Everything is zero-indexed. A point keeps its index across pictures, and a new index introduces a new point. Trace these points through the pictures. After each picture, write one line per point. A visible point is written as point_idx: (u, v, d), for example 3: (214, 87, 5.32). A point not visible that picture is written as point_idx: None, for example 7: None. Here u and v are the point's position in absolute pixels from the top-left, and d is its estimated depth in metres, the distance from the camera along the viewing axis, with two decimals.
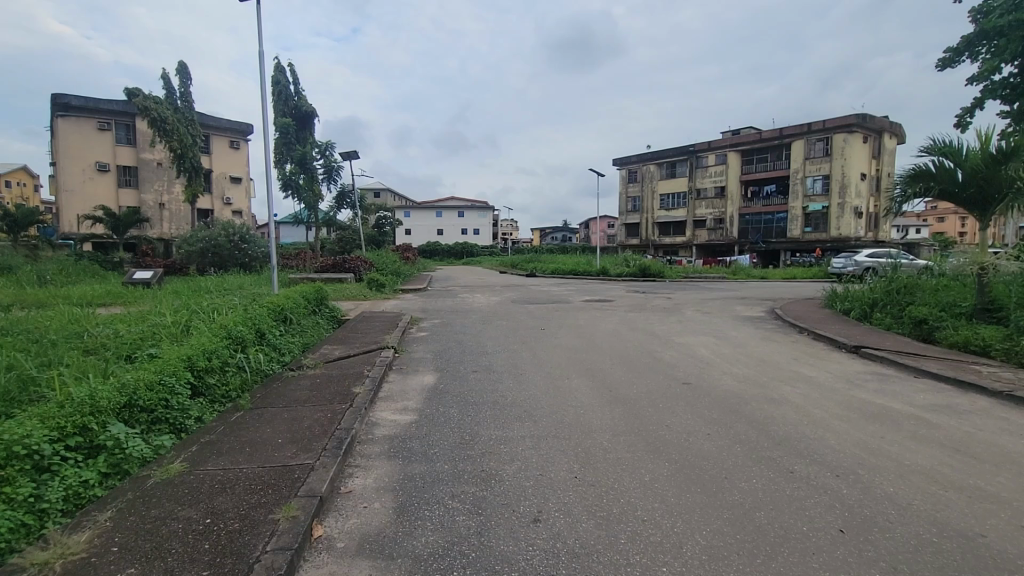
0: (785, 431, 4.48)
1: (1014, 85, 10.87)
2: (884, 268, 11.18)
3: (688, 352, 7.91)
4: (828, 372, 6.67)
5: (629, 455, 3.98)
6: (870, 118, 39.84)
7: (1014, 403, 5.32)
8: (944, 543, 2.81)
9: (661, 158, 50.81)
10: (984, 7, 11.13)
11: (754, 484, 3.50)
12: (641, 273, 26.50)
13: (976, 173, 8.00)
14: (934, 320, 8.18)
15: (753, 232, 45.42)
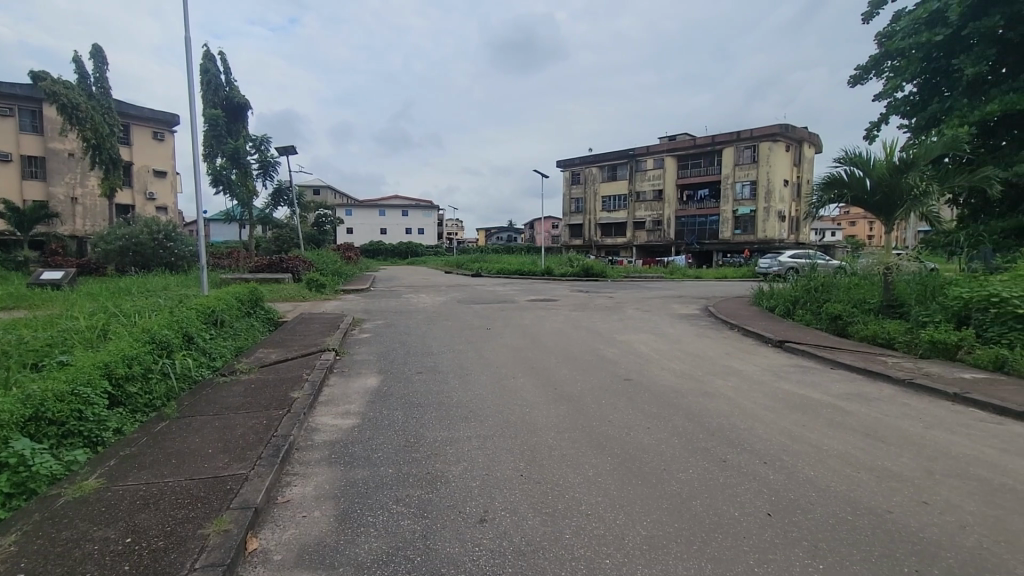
0: (719, 423, 4.74)
1: (913, 102, 11.99)
2: (804, 268, 12.07)
3: (630, 349, 8.18)
4: (757, 365, 7.12)
5: (573, 452, 4.07)
6: (791, 129, 42.80)
7: (914, 390, 5.90)
8: (858, 520, 3.07)
9: (603, 161, 52.21)
10: (888, 30, 12.23)
11: (690, 474, 3.68)
12: (584, 273, 27.09)
13: (882, 181, 8.78)
14: (847, 316, 8.93)
15: (688, 233, 47.55)
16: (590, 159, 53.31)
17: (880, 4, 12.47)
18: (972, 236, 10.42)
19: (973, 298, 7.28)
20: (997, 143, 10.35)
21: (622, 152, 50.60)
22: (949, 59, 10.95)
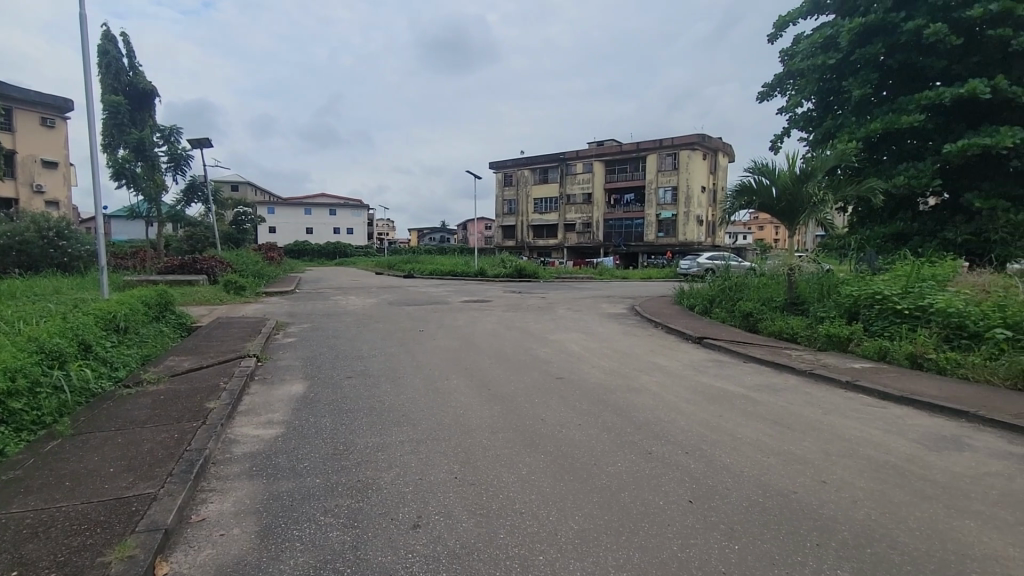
0: (644, 417, 4.97)
1: (811, 118, 13.20)
2: (720, 269, 12.93)
3: (562, 348, 8.38)
4: (679, 361, 7.54)
5: (506, 452, 4.11)
6: (708, 139, 45.65)
7: (814, 379, 6.50)
8: (768, 502, 3.34)
9: (535, 163, 53.03)
10: (790, 51, 13.36)
11: (619, 467, 3.84)
12: (517, 274, 27.38)
13: (785, 190, 9.59)
14: (757, 313, 9.68)
15: (615, 235, 49.32)
16: (522, 162, 53.96)
17: (783, 27, 13.60)
18: (860, 240, 11.64)
19: (861, 296, 8.13)
20: (879, 158, 11.63)
21: (554, 155, 51.60)
22: (840, 80, 12.14)
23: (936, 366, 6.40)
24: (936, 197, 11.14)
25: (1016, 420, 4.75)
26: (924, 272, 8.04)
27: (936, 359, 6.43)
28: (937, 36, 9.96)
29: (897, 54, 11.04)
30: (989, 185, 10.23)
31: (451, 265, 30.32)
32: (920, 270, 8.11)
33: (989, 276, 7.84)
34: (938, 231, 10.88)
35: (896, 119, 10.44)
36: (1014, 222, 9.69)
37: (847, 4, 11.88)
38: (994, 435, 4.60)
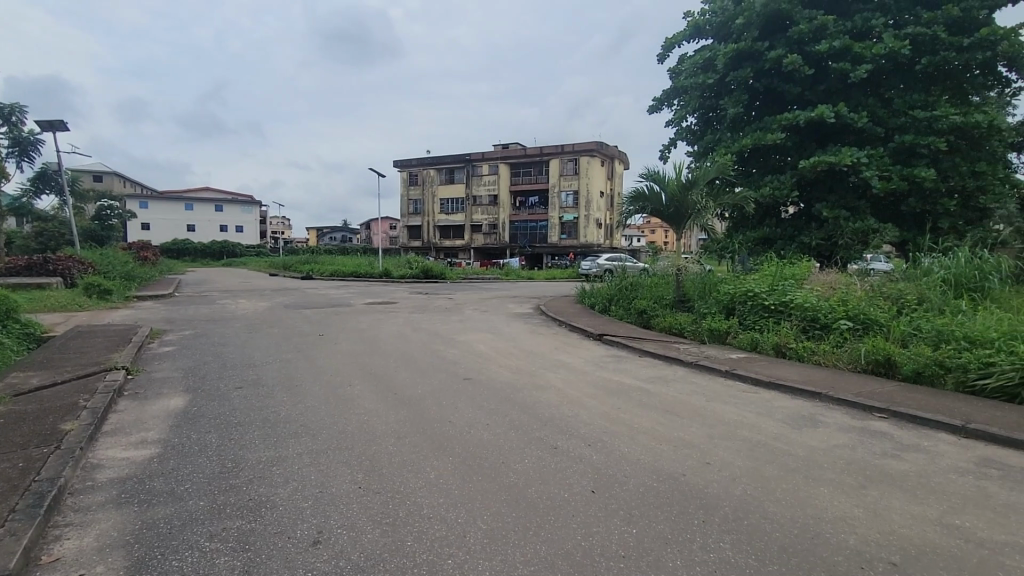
0: (549, 413, 5.14)
1: (695, 131, 14.46)
2: (618, 270, 13.72)
3: (470, 349, 8.38)
4: (581, 357, 7.87)
5: (414, 456, 4.04)
6: (605, 146, 48.16)
7: (700, 370, 7.12)
8: (661, 485, 3.60)
9: (441, 163, 52.51)
10: (676, 70, 14.52)
11: (526, 463, 3.92)
12: (424, 275, 26.94)
13: (673, 196, 10.40)
14: (651, 310, 10.42)
15: (521, 237, 50.29)
16: (428, 161, 53.20)
17: (669, 48, 14.75)
18: (735, 243, 12.96)
19: (736, 294, 9.05)
20: (750, 170, 13.02)
21: (460, 156, 51.41)
22: (718, 99, 13.41)
23: (796, 354, 7.30)
24: (795, 206, 12.69)
25: (856, 398, 5.57)
26: (786, 272, 9.12)
27: (796, 348, 7.34)
28: (794, 65, 11.34)
29: (763, 78, 12.42)
30: (835, 197, 11.85)
31: (354, 266, 29.13)
32: (783, 270, 9.20)
33: (835, 275, 9.07)
34: (797, 236, 12.42)
35: (763, 136, 11.74)
36: (853, 229, 11.33)
37: (722, 31, 13.15)
38: (841, 412, 5.35)
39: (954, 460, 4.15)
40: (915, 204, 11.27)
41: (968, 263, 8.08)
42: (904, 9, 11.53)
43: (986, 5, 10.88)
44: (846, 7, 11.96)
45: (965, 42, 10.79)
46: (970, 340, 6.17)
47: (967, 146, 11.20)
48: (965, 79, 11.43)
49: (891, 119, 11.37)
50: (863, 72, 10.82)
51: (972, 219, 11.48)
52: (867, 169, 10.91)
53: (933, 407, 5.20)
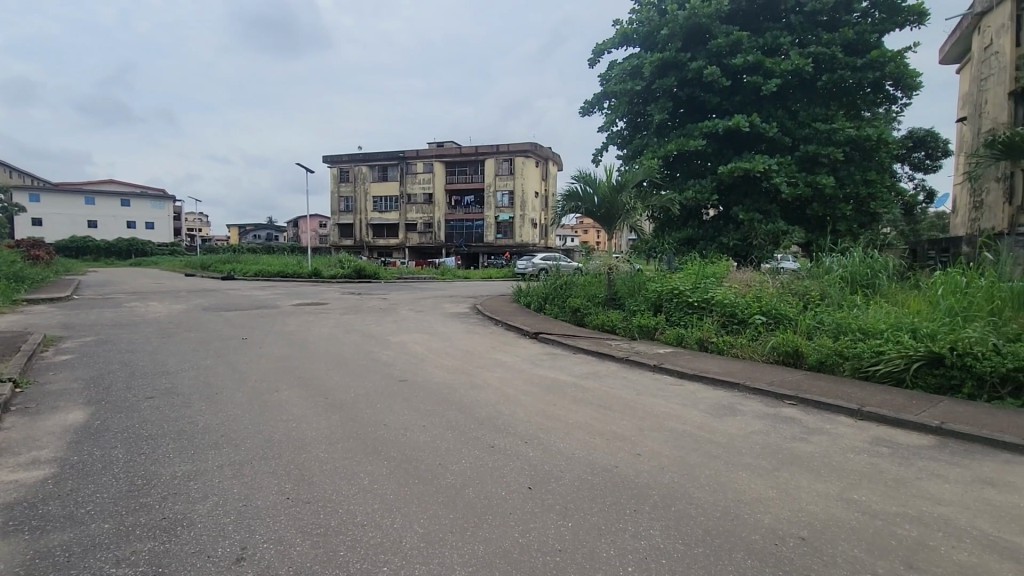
0: (486, 412, 5.15)
1: (624, 135, 15.03)
2: (553, 269, 14.00)
3: (405, 349, 8.24)
4: (517, 356, 7.96)
5: (347, 462, 3.92)
6: (539, 147, 48.89)
7: (630, 365, 7.41)
8: (595, 478, 3.72)
9: (373, 160, 51.07)
10: (606, 75, 15.02)
11: (463, 464, 3.91)
12: (356, 275, 26.14)
13: (604, 198, 10.74)
14: (584, 308, 10.73)
15: (457, 236, 50.00)
16: (359, 158, 51.57)
17: (599, 54, 15.23)
18: (662, 243, 13.63)
19: (663, 292, 9.51)
20: (674, 174, 13.72)
21: (392, 153, 50.25)
22: (645, 105, 14.00)
23: (717, 348, 7.79)
24: (715, 208, 13.51)
25: (769, 387, 6.03)
26: (707, 270, 9.69)
27: (717, 342, 7.83)
28: (713, 77, 12.08)
29: (686, 87, 13.13)
30: (750, 201, 12.74)
31: (280, 265, 27.70)
32: (704, 269, 9.77)
33: (750, 274, 9.74)
34: (717, 237, 13.24)
35: (686, 142, 12.41)
36: (765, 231, 12.25)
37: (649, 40, 13.75)
38: (757, 401, 5.77)
39: (851, 441, 4.60)
40: (818, 209, 12.35)
41: (862, 263, 8.96)
42: (808, 29, 12.60)
43: (876, 30, 12.12)
44: (758, 25, 12.90)
45: (859, 63, 11.96)
46: (864, 331, 6.86)
47: (861, 156, 12.39)
48: (858, 96, 12.65)
49: (798, 130, 12.36)
50: (773, 85, 11.70)
51: (864, 223, 12.74)
52: (777, 175, 11.82)
53: (833, 393, 5.74)
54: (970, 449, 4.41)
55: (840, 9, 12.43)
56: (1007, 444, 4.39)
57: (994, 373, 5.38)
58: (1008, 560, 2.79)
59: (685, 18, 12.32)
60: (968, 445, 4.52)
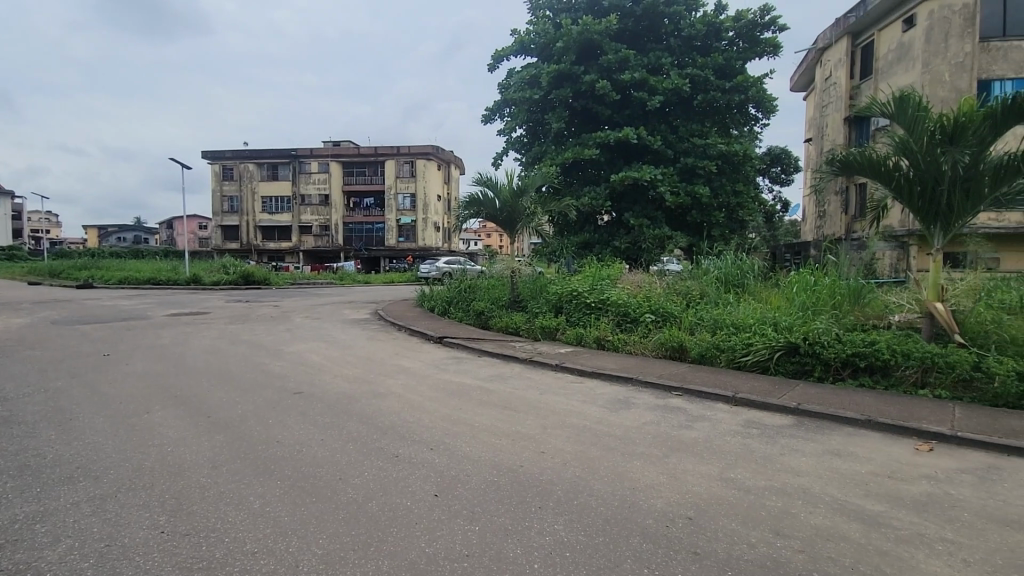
0: (389, 420, 5.01)
1: (524, 142, 15.47)
2: (457, 273, 13.97)
3: (301, 360, 7.74)
4: (422, 361, 7.83)
5: (235, 485, 3.60)
6: (440, 150, 48.59)
7: (533, 365, 7.62)
8: (501, 479, 3.76)
9: (261, 158, 47.44)
10: (505, 84, 15.36)
11: (365, 476, 3.77)
12: (243, 281, 24.09)
13: (506, 202, 10.93)
14: (488, 311, 10.84)
15: (356, 239, 48.04)
16: (245, 154, 47.63)
17: (498, 60, 15.49)
18: (561, 246, 14.15)
19: (563, 294, 9.89)
20: (571, 181, 14.34)
21: (283, 151, 47.03)
22: (542, 114, 14.52)
23: (613, 345, 8.25)
24: (608, 214, 14.32)
25: (659, 380, 6.52)
26: (603, 272, 10.24)
27: (612, 340, 8.30)
28: (605, 90, 12.84)
29: (580, 99, 13.78)
30: (639, 207, 13.68)
31: (151, 272, 24.74)
32: (600, 271, 10.30)
33: (641, 276, 10.46)
34: (610, 241, 14.04)
35: (581, 151, 13.04)
36: (653, 235, 13.23)
37: (545, 51, 14.26)
38: (648, 393, 6.20)
39: (728, 425, 5.12)
40: (697, 216, 13.58)
41: (733, 264, 10.00)
42: (685, 53, 13.85)
43: (740, 58, 13.62)
44: (644, 45, 13.93)
45: (727, 86, 13.37)
46: (736, 326, 7.67)
47: (730, 168, 13.81)
48: (728, 115, 14.11)
49: (679, 144, 13.51)
50: (656, 102, 12.70)
51: (734, 229, 14.24)
52: (662, 185, 12.85)
53: (712, 383, 6.35)
54: (821, 425, 5.11)
55: (711, 37, 13.83)
56: (848, 419, 5.15)
57: (837, 358, 6.28)
58: (853, 520, 3.27)
59: (578, 33, 12.94)
60: (820, 421, 5.24)
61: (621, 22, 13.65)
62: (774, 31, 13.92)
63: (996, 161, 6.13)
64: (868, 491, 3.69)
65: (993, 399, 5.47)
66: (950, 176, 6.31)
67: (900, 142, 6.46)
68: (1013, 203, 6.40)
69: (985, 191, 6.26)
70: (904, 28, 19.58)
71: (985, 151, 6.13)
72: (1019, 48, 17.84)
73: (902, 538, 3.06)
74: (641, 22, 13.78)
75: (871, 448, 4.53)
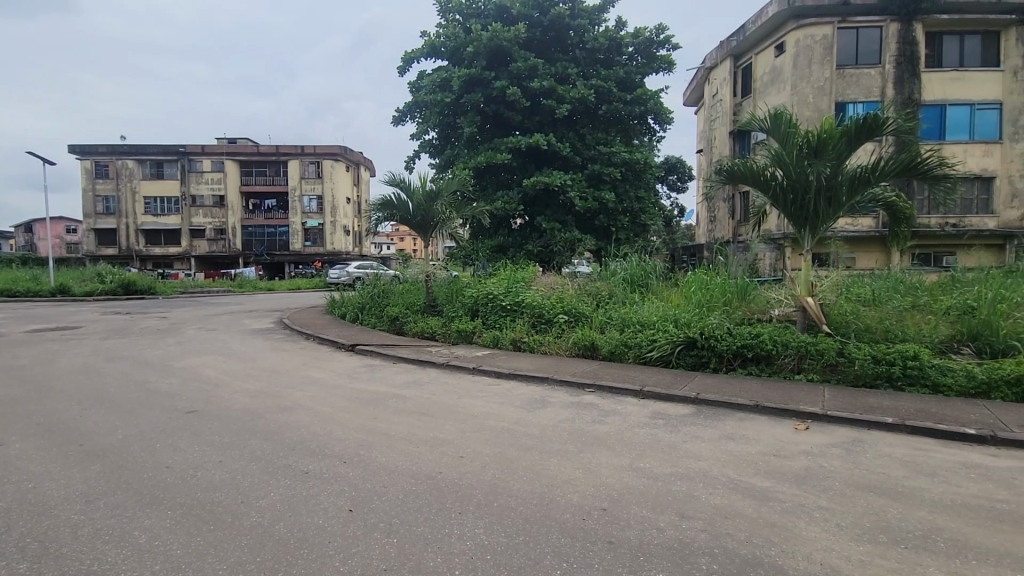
0: (298, 435, 4.73)
1: (436, 145, 15.40)
2: (370, 277, 13.53)
3: (195, 375, 7.08)
4: (333, 371, 7.48)
5: (116, 520, 3.21)
6: (349, 151, 46.79)
7: (450, 369, 7.57)
8: (419, 488, 3.70)
9: (143, 154, 42.84)
10: (416, 85, 15.20)
11: (271, 497, 3.52)
12: (123, 290, 21.60)
13: (419, 205, 10.75)
14: (403, 316, 10.61)
15: (256, 243, 44.86)
16: (122, 150, 42.75)
17: (408, 62, 15.25)
18: (476, 250, 14.21)
19: (478, 297, 9.94)
20: (484, 185, 14.48)
21: (169, 147, 42.80)
22: (454, 117, 14.52)
23: (528, 346, 8.43)
24: (521, 218, 14.61)
25: (573, 377, 6.75)
26: (518, 275, 10.43)
27: (528, 341, 8.47)
28: (515, 97, 13.11)
29: (492, 103, 13.94)
30: (550, 211, 14.13)
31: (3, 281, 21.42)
32: (515, 274, 10.46)
33: (553, 277, 10.79)
34: (523, 244, 14.33)
35: (494, 156, 13.21)
36: (563, 238, 13.69)
37: (456, 55, 14.29)
38: (563, 391, 6.40)
39: (637, 417, 5.42)
40: (604, 220, 14.23)
41: (638, 265, 10.64)
42: (590, 64, 14.50)
43: (639, 72, 14.48)
44: (552, 54, 14.38)
45: (629, 97, 14.15)
46: (642, 324, 8.14)
47: (633, 176, 14.63)
48: (631, 125, 14.95)
49: (586, 150, 14.12)
50: (565, 110, 13.20)
51: (638, 232, 15.10)
52: (571, 190, 13.39)
53: (622, 378, 6.68)
54: (718, 412, 5.56)
55: (613, 51, 14.58)
56: (740, 405, 5.66)
57: (729, 350, 6.88)
58: (747, 497, 3.59)
59: (488, 38, 13.11)
60: (717, 409, 5.71)
61: (529, 31, 14.02)
62: (668, 49, 14.97)
63: (851, 173, 7.05)
64: (757, 469, 4.08)
65: (855, 379, 6.28)
66: (815, 185, 7.15)
67: (775, 154, 7.25)
68: (865, 209, 7.39)
69: (843, 199, 7.16)
70: (777, 53, 21.95)
71: (843, 164, 7.02)
72: (866, 76, 20.72)
73: (788, 509, 3.42)
74: (548, 32, 14.25)
75: (760, 430, 5.01)
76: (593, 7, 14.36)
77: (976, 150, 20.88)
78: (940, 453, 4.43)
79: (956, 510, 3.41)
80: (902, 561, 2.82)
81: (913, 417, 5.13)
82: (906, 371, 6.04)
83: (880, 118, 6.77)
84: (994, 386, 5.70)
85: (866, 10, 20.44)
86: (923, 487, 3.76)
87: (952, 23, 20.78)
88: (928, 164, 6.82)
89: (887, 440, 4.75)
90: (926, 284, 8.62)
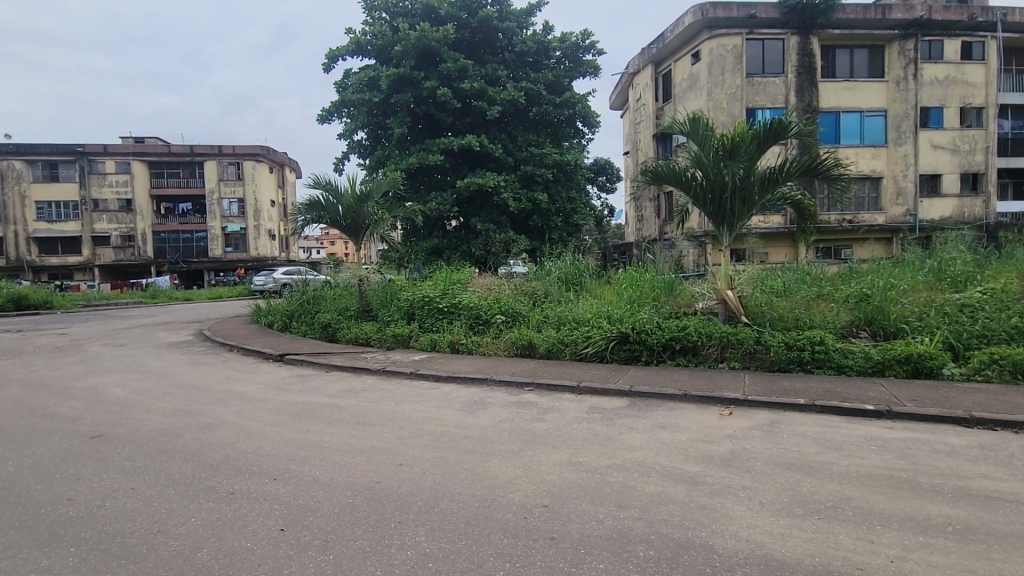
0: (222, 454, 4.45)
1: (366, 146, 15.06)
2: (297, 282, 12.92)
3: (101, 396, 6.47)
4: (259, 383, 7.10)
5: (6, 563, 2.87)
6: (273, 151, 44.53)
7: (386, 375, 7.40)
8: (356, 500, 3.59)
9: (33, 154, 38.71)
10: (342, 84, 14.76)
11: (193, 523, 3.28)
12: (13, 306, 19.31)
13: (349, 207, 10.41)
14: (335, 323, 10.23)
15: (170, 250, 41.47)
16: (6, 149, 38.32)
17: (333, 60, 14.76)
18: (411, 253, 14.04)
19: (414, 300, 9.75)
20: (417, 186, 14.29)
21: (64, 146, 38.86)
22: (383, 117, 14.24)
23: (466, 348, 8.40)
24: (456, 219, 14.58)
25: (511, 377, 6.81)
26: (454, 276, 10.36)
27: (466, 342, 8.45)
28: (445, 97, 13.06)
29: (422, 104, 13.79)
30: (485, 212, 14.18)
31: None
32: (451, 276, 10.37)
33: (490, 277, 10.84)
34: (459, 245, 14.31)
35: (426, 157, 13.09)
36: (498, 239, 13.78)
37: (383, 53, 14.03)
38: (503, 391, 6.43)
39: (575, 412, 5.56)
40: (538, 221, 14.41)
41: (570, 264, 10.90)
42: (519, 67, 14.67)
43: (567, 75, 14.80)
44: (481, 55, 14.44)
45: (558, 100, 14.46)
46: (577, 321, 8.36)
47: (564, 177, 14.89)
48: (560, 128, 15.19)
49: (518, 152, 14.25)
50: (495, 111, 13.29)
51: (571, 232, 15.37)
52: (504, 191, 13.55)
53: (559, 375, 6.83)
54: (650, 403, 5.81)
55: (541, 54, 14.79)
56: (670, 395, 5.94)
57: (659, 342, 7.21)
58: (680, 483, 3.76)
59: (416, 39, 12.92)
60: (648, 399, 5.96)
61: (457, 31, 13.98)
62: (593, 54, 15.42)
63: (762, 175, 7.58)
64: (687, 455, 4.29)
65: (771, 365, 6.77)
66: (731, 185, 7.63)
67: (694, 155, 7.70)
68: (775, 207, 7.93)
69: (755, 198, 7.69)
70: (694, 61, 23.26)
71: (754, 165, 7.53)
72: (772, 84, 22.41)
73: (715, 492, 3.62)
74: (476, 34, 14.29)
75: (688, 418, 5.29)
76: (521, 11, 14.55)
77: (866, 153, 23.27)
78: (845, 429, 4.87)
79: (860, 480, 3.76)
80: (817, 531, 3.08)
81: (822, 397, 5.62)
82: (814, 355, 6.60)
83: (784, 123, 7.34)
84: (888, 365, 6.34)
85: (769, 23, 22.15)
86: (833, 461, 4.11)
87: (844, 37, 22.89)
88: (826, 164, 7.46)
89: (800, 420, 5.16)
90: (829, 275, 9.42)
